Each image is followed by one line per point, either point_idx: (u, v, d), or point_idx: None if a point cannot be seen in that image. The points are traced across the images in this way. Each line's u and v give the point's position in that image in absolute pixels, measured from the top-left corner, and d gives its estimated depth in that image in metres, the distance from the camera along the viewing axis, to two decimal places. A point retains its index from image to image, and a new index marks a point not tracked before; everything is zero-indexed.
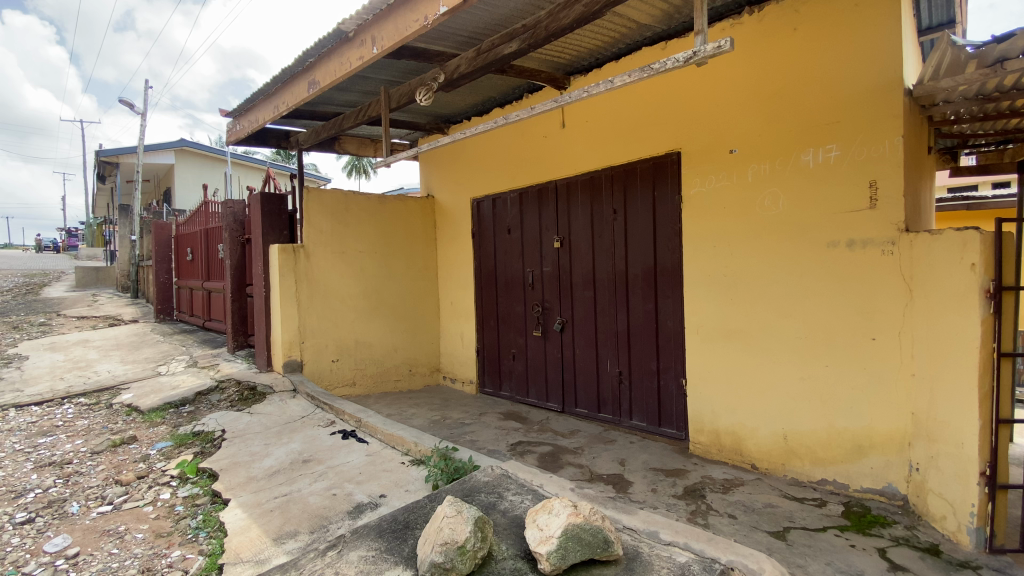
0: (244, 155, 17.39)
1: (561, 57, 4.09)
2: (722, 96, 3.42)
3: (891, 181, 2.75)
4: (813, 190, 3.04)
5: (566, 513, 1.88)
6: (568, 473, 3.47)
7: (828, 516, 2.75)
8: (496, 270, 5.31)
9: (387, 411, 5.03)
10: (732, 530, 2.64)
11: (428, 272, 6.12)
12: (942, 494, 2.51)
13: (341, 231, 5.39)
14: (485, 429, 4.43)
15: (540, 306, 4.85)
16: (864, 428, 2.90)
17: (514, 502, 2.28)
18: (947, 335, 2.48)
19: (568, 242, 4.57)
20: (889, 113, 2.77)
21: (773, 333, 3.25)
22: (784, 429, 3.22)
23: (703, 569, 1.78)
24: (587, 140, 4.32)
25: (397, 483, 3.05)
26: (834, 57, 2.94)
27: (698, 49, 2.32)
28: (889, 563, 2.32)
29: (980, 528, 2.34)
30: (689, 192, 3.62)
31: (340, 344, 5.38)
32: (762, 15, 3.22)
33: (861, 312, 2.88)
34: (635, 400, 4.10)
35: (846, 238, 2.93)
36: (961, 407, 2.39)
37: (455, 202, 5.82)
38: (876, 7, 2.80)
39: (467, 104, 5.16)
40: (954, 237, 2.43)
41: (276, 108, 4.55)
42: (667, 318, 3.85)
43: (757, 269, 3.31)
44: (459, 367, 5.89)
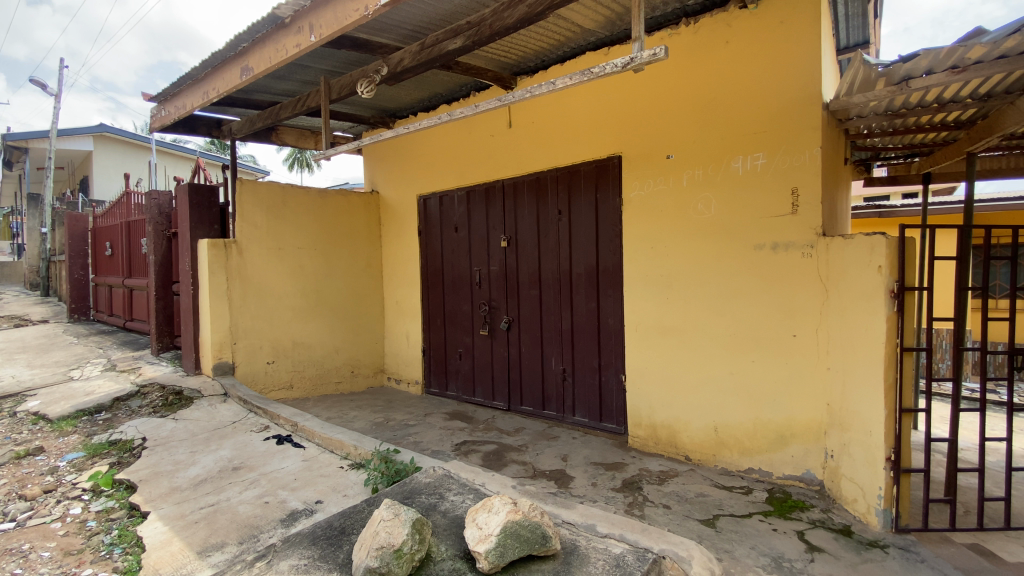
0: (174, 143, 16.29)
1: (507, 57, 4.10)
2: (661, 103, 3.55)
3: (811, 189, 2.96)
4: (742, 194, 3.22)
5: (506, 510, 1.87)
6: (512, 471, 3.48)
7: (753, 503, 2.92)
8: (443, 268, 5.25)
9: (327, 414, 4.85)
10: (666, 520, 2.75)
11: (372, 269, 5.94)
12: (854, 479, 2.72)
13: (277, 226, 5.15)
14: (429, 429, 4.36)
15: (486, 305, 4.84)
16: (785, 418, 3.10)
17: (455, 503, 2.26)
18: (857, 331, 2.69)
19: (514, 241, 4.59)
20: (808, 125, 2.97)
21: (704, 330, 3.41)
22: (715, 422, 3.38)
23: (637, 559, 1.83)
24: (532, 140, 4.35)
25: (335, 487, 2.94)
26: (761, 71, 3.13)
27: (635, 55, 2.37)
28: (807, 544, 2.49)
29: (886, 509, 2.55)
30: (629, 195, 3.73)
31: (276, 345, 5.14)
32: (698, 27, 3.36)
33: (784, 311, 3.08)
34: (578, 396, 4.18)
35: (770, 242, 3.12)
36: (869, 397, 2.60)
37: (399, 198, 5.69)
38: (797, 26, 2.99)
39: (413, 99, 5.08)
40: (864, 241, 2.63)
41: (205, 94, 4.27)
42: (609, 317, 3.95)
43: (691, 270, 3.46)
44: (405, 367, 5.76)
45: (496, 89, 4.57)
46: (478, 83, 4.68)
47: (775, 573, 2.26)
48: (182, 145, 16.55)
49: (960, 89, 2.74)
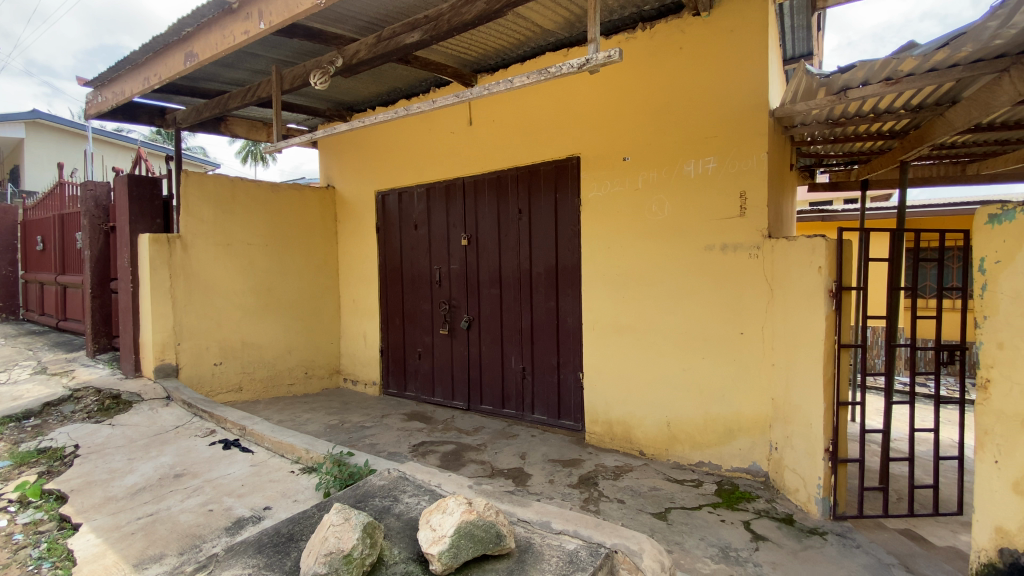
0: (114, 131, 15.33)
1: (467, 54, 4.06)
2: (618, 105, 3.61)
3: (758, 192, 3.08)
4: (694, 197, 3.32)
5: (460, 511, 1.86)
6: (470, 470, 3.45)
7: (703, 495, 3.01)
8: (402, 266, 5.16)
9: (279, 416, 4.68)
10: (620, 514, 2.80)
11: (327, 267, 5.77)
12: (796, 469, 2.85)
13: (226, 221, 4.93)
14: (386, 431, 4.27)
15: (446, 304, 4.79)
16: (733, 413, 3.22)
17: (409, 505, 2.22)
18: (799, 329, 2.82)
19: (474, 240, 4.56)
20: (755, 131, 3.09)
21: (658, 327, 3.50)
22: (668, 417, 3.48)
23: (590, 554, 1.85)
24: (492, 138, 4.33)
25: (285, 493, 2.84)
26: (712, 78, 3.23)
27: (590, 57, 2.38)
28: (752, 533, 2.59)
29: (825, 498, 2.68)
30: (587, 196, 3.78)
31: (223, 345, 4.92)
32: (654, 32, 3.44)
33: (733, 309, 3.20)
34: (537, 394, 4.21)
35: (720, 243, 3.23)
36: (810, 392, 2.73)
37: (357, 194, 5.55)
38: (747, 35, 3.10)
39: (370, 93, 4.98)
40: (806, 243, 2.75)
41: (146, 80, 4.03)
42: (568, 316, 3.99)
43: (646, 269, 3.54)
44: (361, 368, 5.62)
45: (456, 86, 4.53)
46: (438, 79, 4.62)
47: (723, 563, 2.34)
48: (123, 134, 15.60)
49: (895, 100, 2.90)
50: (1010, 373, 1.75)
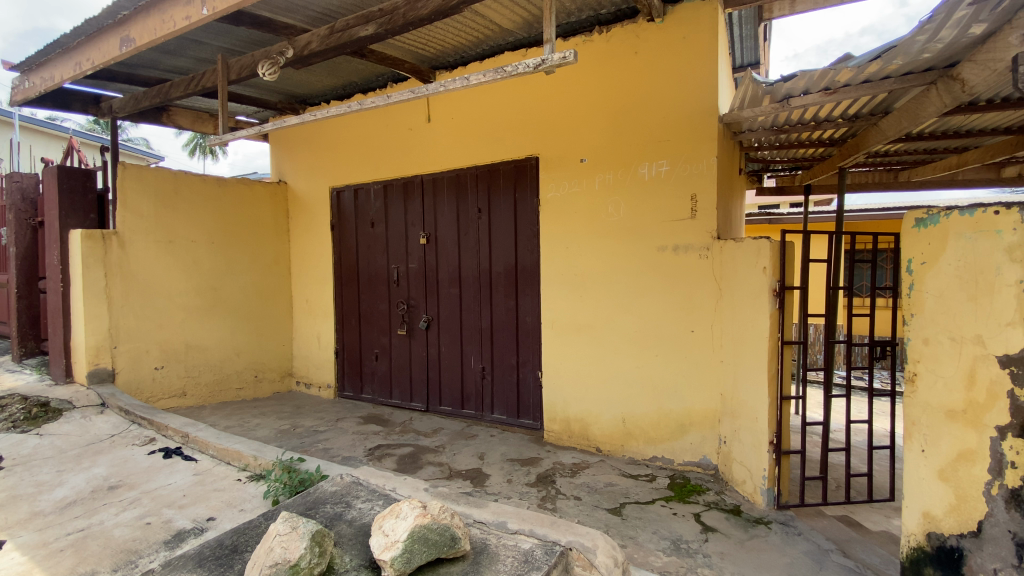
0: (45, 120, 14.27)
1: (425, 50, 4.00)
2: (576, 107, 3.65)
3: (708, 195, 3.19)
4: (648, 199, 3.39)
5: (414, 515, 1.82)
6: (427, 473, 3.40)
7: (657, 489, 3.09)
8: (359, 265, 5.03)
9: (226, 422, 4.47)
10: (577, 511, 2.83)
11: (278, 266, 5.54)
12: (743, 462, 2.96)
13: (167, 217, 4.67)
14: (341, 435, 4.15)
15: (404, 304, 4.70)
16: (684, 408, 3.32)
17: (362, 510, 2.16)
18: (746, 327, 2.93)
19: (433, 238, 4.50)
20: (705, 136, 3.19)
21: (614, 326, 3.56)
22: (623, 414, 3.54)
23: (545, 552, 1.85)
24: (451, 136, 4.29)
25: (230, 502, 2.72)
26: (666, 82, 3.31)
27: (546, 58, 2.38)
28: (702, 525, 2.67)
29: (770, 489, 2.80)
30: (545, 196, 3.80)
31: (165, 349, 4.66)
32: (610, 36, 3.49)
33: (685, 308, 3.29)
34: (496, 394, 4.20)
35: (672, 244, 3.31)
36: (756, 387, 2.84)
37: (310, 190, 5.36)
38: (698, 42, 3.19)
39: (325, 86, 4.83)
40: (751, 244, 2.85)
41: (78, 66, 3.75)
42: (527, 315, 4.00)
43: (602, 269, 3.59)
44: (315, 371, 5.43)
45: (414, 82, 4.46)
46: (395, 74, 4.53)
47: (674, 555, 2.40)
48: (55, 123, 14.55)
49: (834, 109, 3.05)
50: (934, 367, 1.87)
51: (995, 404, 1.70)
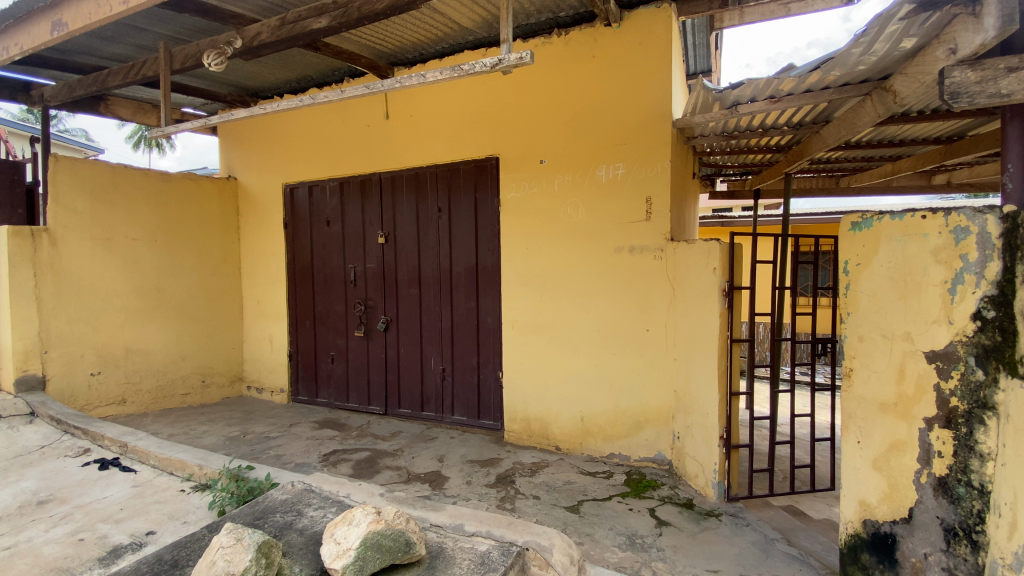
0: None
1: (383, 45, 3.92)
2: (535, 108, 3.66)
3: (662, 198, 3.27)
4: (605, 200, 3.45)
5: (367, 521, 1.78)
6: (384, 477, 3.32)
7: (613, 486, 3.14)
8: (313, 265, 4.89)
9: (170, 430, 4.24)
10: (535, 510, 2.84)
11: (228, 265, 5.29)
12: (695, 456, 3.05)
13: (104, 213, 4.39)
14: (294, 441, 4.01)
15: (362, 305, 4.60)
16: (641, 406, 3.39)
17: (314, 519, 2.09)
18: (697, 327, 3.02)
19: (392, 238, 4.42)
20: (660, 140, 3.27)
21: (572, 325, 3.60)
22: (582, 412, 3.59)
23: (502, 554, 1.85)
24: (409, 134, 4.22)
25: (172, 515, 2.58)
26: (622, 86, 3.37)
27: (503, 57, 2.38)
28: (656, 519, 2.74)
29: (720, 482, 2.89)
30: (505, 196, 3.80)
31: (102, 353, 4.38)
32: (569, 39, 3.52)
33: (640, 308, 3.37)
34: (456, 395, 4.17)
35: (628, 245, 3.38)
36: (707, 384, 2.93)
37: (262, 187, 5.16)
38: (654, 49, 3.27)
39: (278, 79, 4.67)
40: (702, 246, 2.93)
41: (3, 50, 3.48)
42: (487, 315, 3.99)
43: (561, 270, 3.62)
44: (267, 375, 5.23)
45: (371, 78, 4.36)
46: (352, 69, 4.42)
47: (629, 550, 2.45)
48: None
49: (780, 117, 3.18)
50: (869, 363, 1.99)
51: (923, 397, 1.80)
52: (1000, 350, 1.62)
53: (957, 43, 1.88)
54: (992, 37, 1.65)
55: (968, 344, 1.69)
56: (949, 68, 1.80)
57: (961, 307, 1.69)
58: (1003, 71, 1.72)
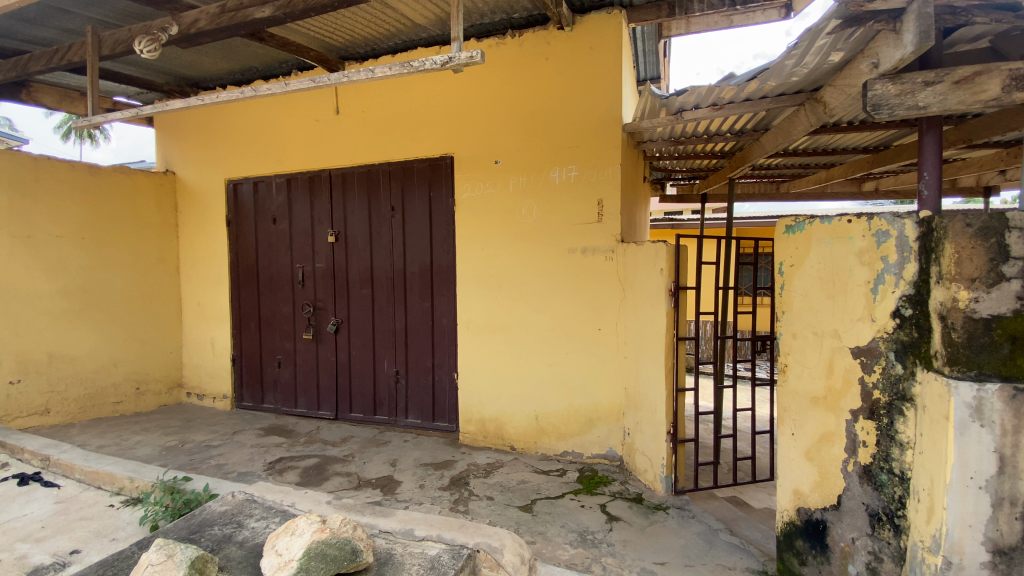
0: None
1: (332, 38, 3.80)
2: (489, 108, 3.66)
3: (613, 201, 3.34)
4: (558, 201, 3.49)
5: (311, 531, 1.73)
6: (333, 484, 3.22)
7: (566, 483, 3.18)
8: (258, 264, 4.69)
9: (99, 441, 3.96)
10: (488, 511, 2.83)
11: (166, 265, 4.99)
12: (644, 452, 3.13)
13: (24, 208, 4.06)
14: (237, 449, 3.83)
15: (311, 306, 4.45)
16: (593, 404, 3.45)
17: (256, 530, 2.00)
18: (646, 325, 3.09)
19: (342, 237, 4.30)
20: (611, 144, 3.34)
21: (527, 325, 3.62)
22: (536, 412, 3.61)
23: (452, 557, 1.83)
24: (361, 130, 4.12)
25: (100, 532, 2.41)
26: (575, 90, 3.42)
27: (453, 55, 2.36)
28: (607, 515, 2.79)
29: (668, 476, 2.98)
30: (460, 196, 3.78)
31: (22, 360, 4.04)
32: (522, 41, 3.53)
33: (593, 307, 3.43)
34: (410, 397, 4.10)
35: (581, 246, 3.43)
36: (655, 381, 3.01)
37: (203, 182, 4.90)
38: (605, 54, 3.33)
39: (220, 70, 4.45)
40: (651, 247, 3.01)
41: None
42: (442, 316, 3.95)
43: (516, 271, 3.64)
44: (208, 381, 4.97)
45: (320, 71, 4.23)
46: (300, 61, 4.27)
47: (580, 546, 2.48)
48: None
49: (723, 123, 3.31)
50: (802, 359, 2.10)
51: (849, 390, 1.92)
52: (917, 345, 1.73)
53: (879, 57, 1.98)
54: (910, 53, 1.76)
55: (888, 340, 1.80)
56: (871, 81, 1.92)
57: (882, 305, 1.81)
58: (920, 85, 1.86)
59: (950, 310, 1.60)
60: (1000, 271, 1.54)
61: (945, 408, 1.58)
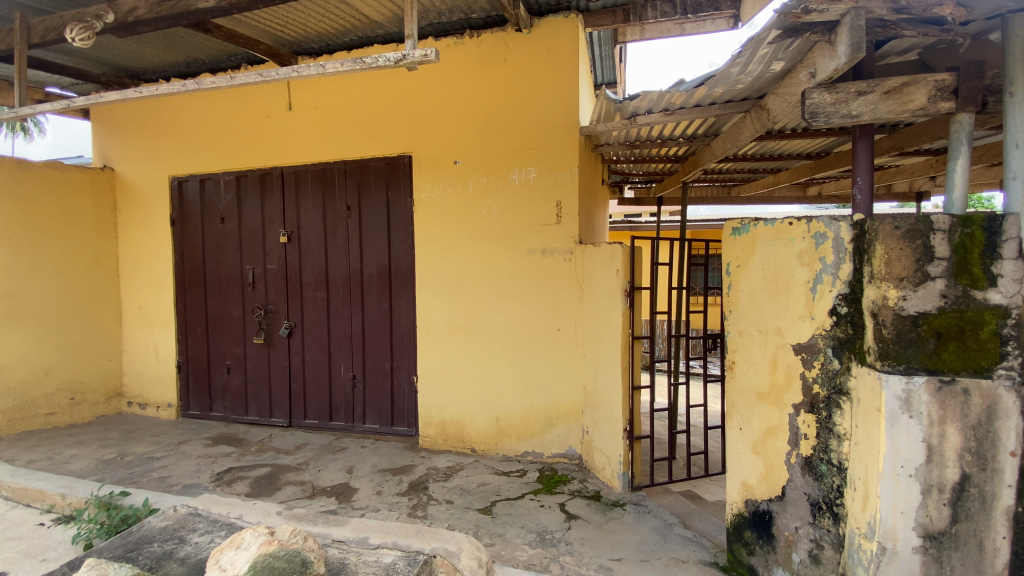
0: None
1: (285, 32, 3.68)
2: (447, 108, 3.63)
3: (571, 202, 3.38)
4: (517, 203, 3.50)
5: (258, 544, 1.67)
6: (286, 494, 3.10)
7: (526, 484, 3.19)
8: (205, 266, 4.48)
9: (28, 457, 3.69)
10: (447, 515, 2.80)
11: (104, 267, 4.70)
12: (602, 450, 3.18)
13: None
14: (183, 460, 3.64)
15: (262, 309, 4.29)
16: (553, 403, 3.48)
17: (199, 545, 1.91)
18: (604, 325, 3.14)
19: (295, 237, 4.16)
20: (569, 146, 3.37)
21: (487, 326, 3.61)
22: (497, 413, 3.60)
23: (407, 564, 1.80)
24: (315, 127, 4.00)
25: (28, 553, 2.26)
26: (533, 91, 3.43)
27: (407, 53, 2.33)
28: (565, 513, 2.81)
29: (625, 473, 3.04)
30: (418, 197, 3.73)
31: None
32: (480, 41, 3.52)
33: (552, 307, 3.46)
34: (368, 402, 4.02)
35: (540, 247, 3.45)
36: (612, 380, 3.06)
37: (144, 179, 4.64)
38: (562, 57, 3.36)
39: (163, 61, 4.23)
40: (608, 248, 3.05)
41: None
42: (400, 318, 3.88)
43: (476, 272, 3.62)
44: (151, 389, 4.71)
45: (272, 66, 4.09)
46: (250, 55, 4.11)
47: (539, 547, 2.49)
48: None
49: (676, 128, 3.41)
50: (749, 356, 2.19)
51: (791, 384, 2.01)
52: (852, 341, 1.82)
53: (816, 67, 2.08)
54: (844, 63, 1.85)
55: (826, 337, 1.89)
56: (809, 90, 2.01)
57: (820, 304, 1.90)
58: (853, 95, 1.97)
59: (881, 308, 1.69)
60: (925, 271, 1.65)
61: (877, 401, 1.67)
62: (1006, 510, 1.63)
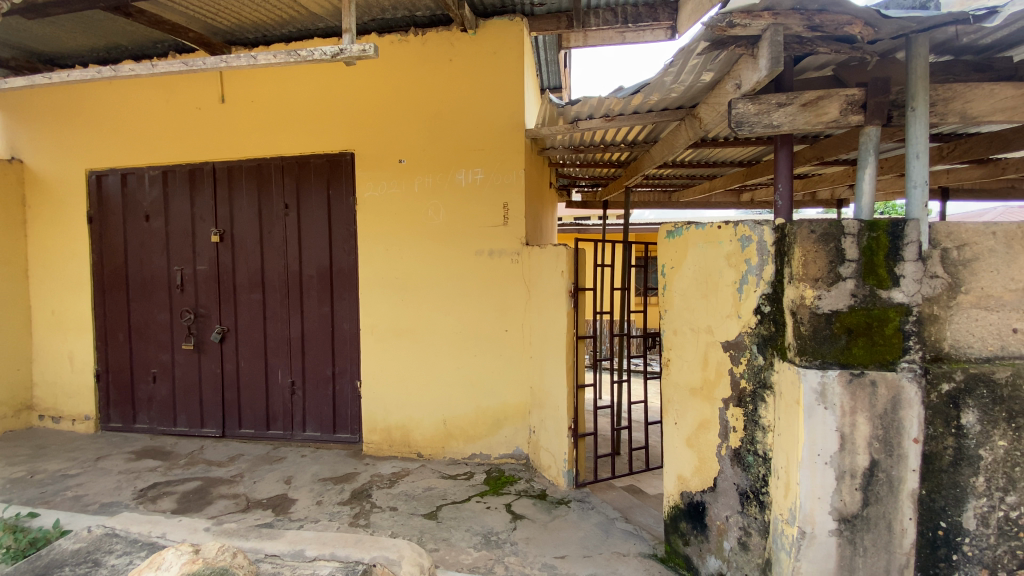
0: None
1: (216, 19, 3.49)
2: (391, 106, 3.56)
3: (517, 204, 3.40)
4: (463, 204, 3.48)
5: (181, 563, 1.57)
6: (217, 508, 2.94)
7: (473, 486, 3.18)
8: (128, 267, 4.18)
9: None
10: (391, 522, 2.75)
11: (10, 268, 4.28)
12: (548, 449, 3.22)
13: None
14: (102, 477, 3.37)
15: (191, 313, 4.05)
16: (500, 404, 3.48)
17: (115, 569, 1.77)
18: (549, 326, 3.17)
19: (229, 236, 3.96)
20: (514, 147, 3.39)
21: (433, 329, 3.57)
22: (444, 416, 3.57)
23: None
24: (250, 122, 3.82)
25: None
26: (478, 92, 3.43)
27: (345, 48, 2.27)
28: (511, 514, 2.82)
29: (570, 471, 3.09)
30: (361, 195, 3.64)
31: None
32: (425, 40, 3.48)
33: (499, 308, 3.46)
34: (308, 408, 3.87)
35: (487, 248, 3.45)
36: (557, 379, 3.10)
37: (58, 172, 4.27)
38: (508, 59, 3.38)
39: (80, 46, 3.91)
40: (552, 250, 3.09)
41: None
42: (343, 321, 3.77)
43: (422, 274, 3.57)
44: (66, 401, 4.33)
45: (204, 56, 3.87)
46: (179, 43, 3.88)
47: (484, 549, 2.48)
48: None
49: (617, 134, 3.50)
50: (683, 353, 2.30)
51: (721, 380, 2.12)
52: (774, 338, 1.93)
53: (741, 79, 2.20)
54: (765, 76, 1.96)
55: (752, 334, 2.00)
56: (734, 100, 2.12)
57: (746, 303, 2.01)
58: (774, 106, 2.09)
59: (800, 306, 1.79)
60: (837, 272, 1.78)
61: (796, 393, 1.78)
62: (911, 493, 1.78)
